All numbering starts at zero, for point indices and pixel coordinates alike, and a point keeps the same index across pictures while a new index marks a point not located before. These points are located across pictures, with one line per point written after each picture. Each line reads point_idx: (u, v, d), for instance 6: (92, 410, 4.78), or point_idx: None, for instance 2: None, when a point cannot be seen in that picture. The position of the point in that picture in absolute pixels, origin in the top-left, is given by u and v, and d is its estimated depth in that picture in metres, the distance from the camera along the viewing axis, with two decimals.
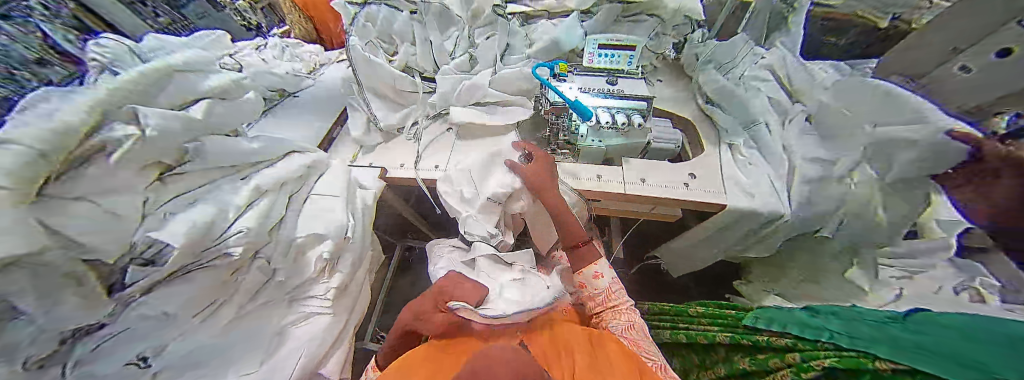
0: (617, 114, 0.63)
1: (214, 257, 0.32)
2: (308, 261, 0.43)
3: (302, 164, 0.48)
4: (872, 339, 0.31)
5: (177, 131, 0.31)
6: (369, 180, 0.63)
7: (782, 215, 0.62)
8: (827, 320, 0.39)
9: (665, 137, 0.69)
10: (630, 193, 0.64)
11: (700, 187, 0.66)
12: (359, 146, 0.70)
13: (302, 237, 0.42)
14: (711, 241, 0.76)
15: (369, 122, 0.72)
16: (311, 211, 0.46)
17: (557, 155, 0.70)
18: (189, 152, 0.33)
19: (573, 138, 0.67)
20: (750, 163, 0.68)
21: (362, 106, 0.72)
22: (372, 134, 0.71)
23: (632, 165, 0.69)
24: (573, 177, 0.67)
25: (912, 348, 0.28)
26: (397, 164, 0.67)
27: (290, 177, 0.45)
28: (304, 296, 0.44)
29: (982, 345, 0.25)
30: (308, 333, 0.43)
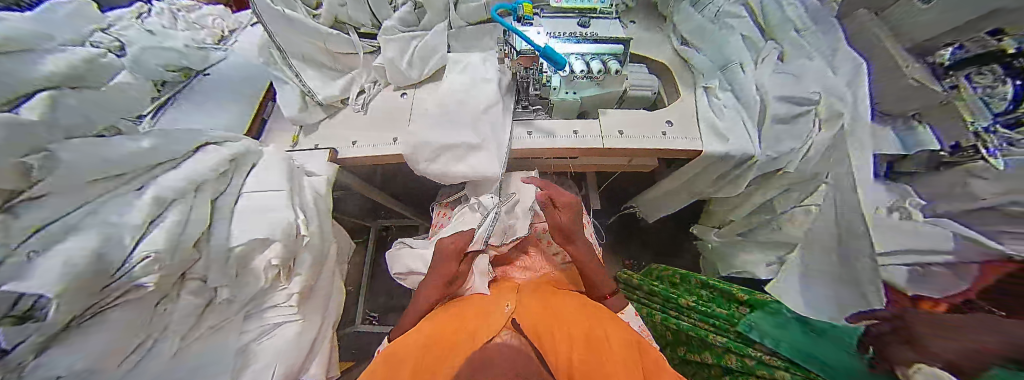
0: (591, 61, 0.56)
1: (118, 293, 0.27)
2: (255, 271, 0.38)
3: (222, 158, 0.40)
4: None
5: (17, 141, 0.23)
6: (316, 165, 0.56)
7: (753, 157, 0.62)
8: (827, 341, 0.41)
9: (639, 84, 0.65)
10: (608, 147, 0.61)
11: (676, 135, 0.64)
12: (298, 127, 0.62)
13: (241, 246, 0.37)
14: (683, 186, 0.78)
15: (305, 96, 0.61)
16: (245, 213, 0.40)
17: (527, 112, 0.65)
18: (38, 168, 0.24)
19: (544, 91, 0.60)
20: (724, 106, 0.66)
21: (291, 77, 0.60)
22: (310, 110, 0.61)
23: (607, 117, 0.65)
24: (550, 135, 0.62)
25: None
26: (348, 142, 0.59)
27: (204, 177, 0.37)
28: (264, 306, 0.40)
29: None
30: (279, 342, 0.41)
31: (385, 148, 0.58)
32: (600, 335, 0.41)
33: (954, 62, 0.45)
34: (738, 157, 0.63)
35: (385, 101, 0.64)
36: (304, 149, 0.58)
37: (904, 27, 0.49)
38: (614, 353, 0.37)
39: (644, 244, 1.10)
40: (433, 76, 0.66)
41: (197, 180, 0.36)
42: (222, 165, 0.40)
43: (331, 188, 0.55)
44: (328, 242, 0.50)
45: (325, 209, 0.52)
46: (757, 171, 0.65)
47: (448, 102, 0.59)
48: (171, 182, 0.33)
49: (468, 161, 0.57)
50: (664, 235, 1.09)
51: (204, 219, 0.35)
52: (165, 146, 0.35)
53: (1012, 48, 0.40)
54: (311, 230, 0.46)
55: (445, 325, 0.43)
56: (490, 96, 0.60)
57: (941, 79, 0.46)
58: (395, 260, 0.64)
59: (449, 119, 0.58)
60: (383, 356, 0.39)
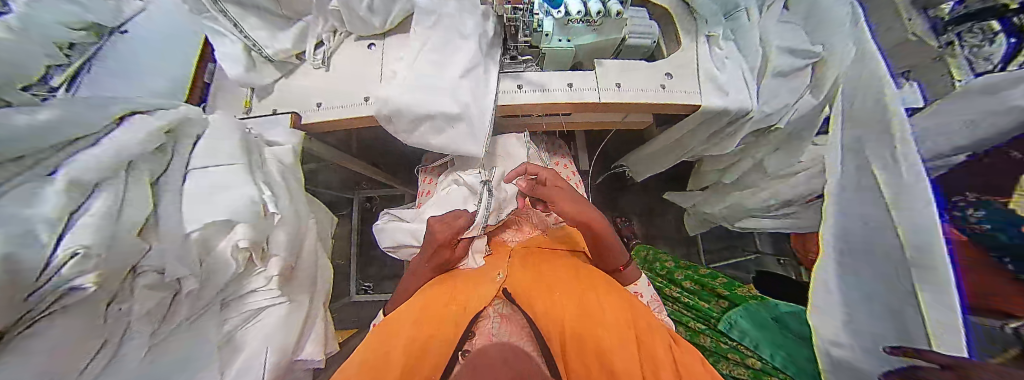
0: (590, 1, 0.49)
1: (54, 299, 0.22)
2: (222, 257, 0.35)
3: (154, 130, 0.33)
4: None
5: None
6: (279, 133, 0.49)
7: (750, 111, 0.60)
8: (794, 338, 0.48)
9: (639, 30, 0.58)
10: (605, 102, 0.56)
11: (675, 88, 0.60)
12: (249, 89, 0.53)
13: (199, 231, 0.32)
14: (676, 144, 0.76)
15: (250, 51, 0.51)
16: (197, 194, 0.34)
17: (516, 64, 0.58)
18: None
19: (536, 38, 0.54)
20: (726, 57, 0.62)
21: (230, 28, 0.49)
22: (260, 69, 0.52)
23: (604, 68, 0.59)
24: (543, 89, 0.56)
25: None
26: (311, 105, 0.52)
27: (134, 154, 0.31)
28: (241, 293, 0.37)
29: None
30: (265, 327, 0.39)
31: (356, 110, 0.51)
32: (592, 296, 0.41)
33: (954, 18, 0.44)
34: (736, 112, 0.60)
35: (350, 56, 0.55)
36: (260, 115, 0.51)
37: None
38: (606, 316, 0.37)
39: (632, 203, 1.11)
40: (403, 25, 0.56)
41: (125, 158, 0.30)
42: (155, 140, 0.33)
43: (299, 158, 0.49)
44: (305, 220, 0.46)
45: (295, 182, 0.47)
46: (750, 126, 0.63)
47: (421, 63, 0.51)
48: (89, 162, 0.27)
49: (451, 134, 0.52)
50: (651, 192, 1.11)
51: (144, 203, 0.30)
52: (78, 121, 0.29)
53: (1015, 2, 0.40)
54: (282, 206, 0.42)
55: (438, 292, 0.43)
56: (469, 52, 0.51)
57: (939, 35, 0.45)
58: (382, 234, 0.61)
59: (422, 82, 0.50)
60: (379, 327, 0.39)
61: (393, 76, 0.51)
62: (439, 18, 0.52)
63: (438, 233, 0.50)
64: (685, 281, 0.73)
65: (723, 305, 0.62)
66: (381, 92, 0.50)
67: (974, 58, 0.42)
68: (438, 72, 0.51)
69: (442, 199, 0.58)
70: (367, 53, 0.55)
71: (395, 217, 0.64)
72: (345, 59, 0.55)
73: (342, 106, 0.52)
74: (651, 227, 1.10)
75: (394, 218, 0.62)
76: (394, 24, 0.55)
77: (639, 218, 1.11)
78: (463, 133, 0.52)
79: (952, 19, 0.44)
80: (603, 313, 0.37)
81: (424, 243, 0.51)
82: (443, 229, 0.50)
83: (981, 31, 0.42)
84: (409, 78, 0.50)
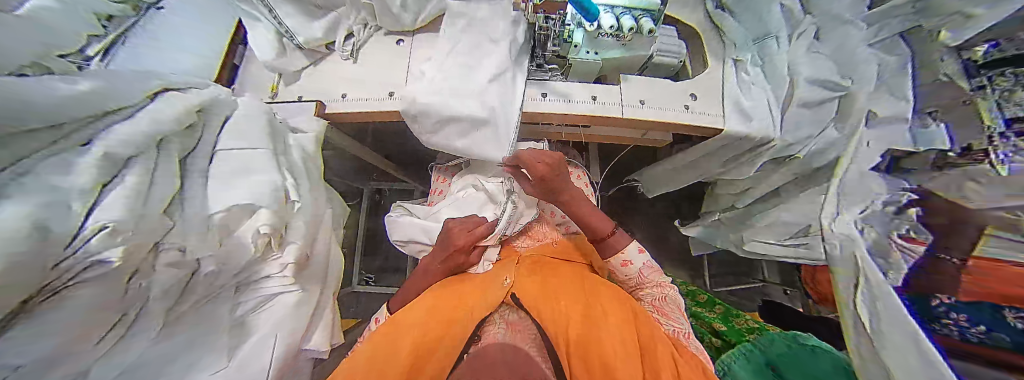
0: (624, 17, 0.49)
1: (81, 270, 0.22)
2: (242, 240, 0.34)
3: (186, 108, 0.34)
4: None
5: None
6: (302, 121, 0.49)
7: (772, 140, 0.59)
8: None
9: (667, 49, 0.58)
10: (628, 118, 0.56)
11: (700, 110, 0.59)
12: (277, 75, 0.54)
13: (222, 213, 0.33)
14: (692, 165, 0.75)
15: (282, 38, 0.52)
16: (222, 175, 0.35)
17: (542, 71, 0.58)
18: None
19: (564, 49, 0.54)
20: (752, 83, 0.61)
21: (265, 14, 0.50)
22: (289, 55, 0.52)
23: (629, 84, 0.58)
24: (566, 99, 0.56)
25: None
26: (337, 95, 0.52)
27: (166, 131, 0.31)
28: (256, 278, 0.37)
29: None
30: (274, 314, 0.39)
31: (380, 105, 0.51)
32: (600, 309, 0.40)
33: (989, 60, 0.42)
34: (757, 140, 0.59)
35: (378, 51, 0.55)
36: (285, 101, 0.51)
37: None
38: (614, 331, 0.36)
39: (640, 219, 1.11)
40: (433, 23, 0.57)
41: (157, 135, 0.30)
42: (187, 117, 0.33)
43: (321, 147, 0.49)
44: (322, 209, 0.46)
45: (316, 171, 0.48)
46: (770, 155, 0.63)
47: (449, 63, 0.51)
48: (125, 135, 0.27)
49: (472, 136, 0.52)
50: (659, 210, 1.10)
51: (172, 181, 0.30)
52: (117, 95, 0.29)
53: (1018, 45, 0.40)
54: (302, 193, 0.42)
55: (446, 294, 0.43)
56: (498, 58, 0.52)
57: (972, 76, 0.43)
58: (394, 228, 0.61)
59: (449, 83, 0.50)
60: (384, 326, 0.39)
61: (419, 75, 0.51)
62: (471, 20, 0.52)
63: (456, 232, 0.52)
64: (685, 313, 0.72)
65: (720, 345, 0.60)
66: (407, 89, 0.51)
67: (1004, 102, 0.40)
68: (466, 75, 0.51)
69: (459, 201, 0.59)
70: (396, 48, 0.55)
71: (406, 211, 0.63)
72: (373, 53, 0.55)
73: (367, 99, 0.52)
74: (657, 245, 1.10)
75: (405, 214, 0.62)
76: (425, 23, 0.55)
77: (646, 234, 1.10)
78: (487, 138, 0.52)
79: (987, 62, 0.42)
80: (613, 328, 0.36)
81: (439, 244, 0.52)
82: (466, 236, 0.51)
83: (1016, 74, 0.40)
84: (437, 79, 0.50)
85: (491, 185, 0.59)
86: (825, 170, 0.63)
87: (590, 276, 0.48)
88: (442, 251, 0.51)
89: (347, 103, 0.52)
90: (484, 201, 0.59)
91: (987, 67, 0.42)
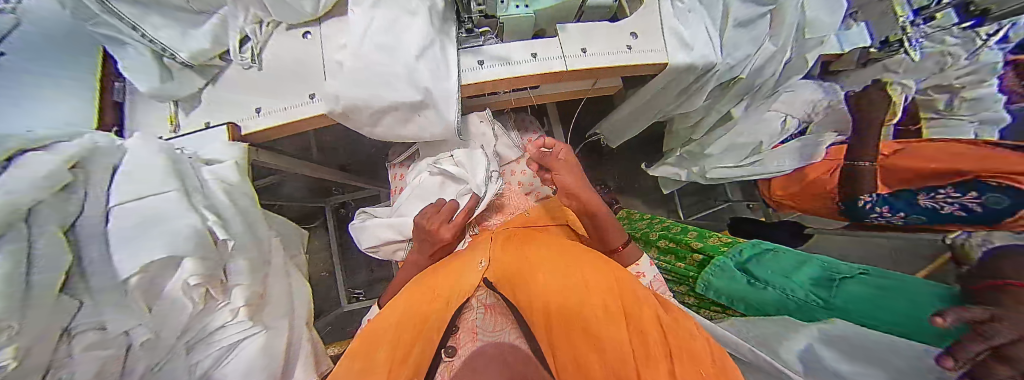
0: None
1: None
2: (176, 298, 0.32)
3: (50, 168, 0.27)
4: (795, 291, 0.48)
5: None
6: (213, 149, 0.43)
7: (715, 64, 0.60)
8: (760, 286, 0.52)
9: None
10: (573, 70, 0.54)
11: (642, 48, 0.58)
12: (171, 103, 0.47)
13: (137, 275, 0.29)
14: (647, 107, 0.75)
15: (160, 58, 0.43)
16: (129, 235, 0.30)
17: (474, 37, 0.54)
18: None
19: (491, 5, 0.50)
20: (689, 10, 0.59)
21: (130, 33, 0.40)
22: (179, 77, 0.45)
23: (567, 33, 0.56)
24: (505, 62, 0.53)
25: (831, 294, 0.45)
26: (249, 111, 0.47)
27: (38, 196, 0.25)
28: (208, 331, 0.35)
29: (862, 291, 0.43)
30: (242, 361, 0.36)
31: (302, 110, 0.46)
32: (576, 267, 0.41)
33: None
34: (702, 67, 0.60)
35: (284, 49, 0.48)
36: (193, 131, 0.45)
37: None
38: (590, 283, 0.37)
39: (609, 171, 1.13)
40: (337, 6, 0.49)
41: (28, 203, 0.24)
42: (59, 178, 0.27)
43: (247, 174, 0.45)
44: (264, 238, 0.43)
45: (249, 201, 0.43)
46: (717, 79, 0.64)
47: (368, 48, 0.46)
48: None
49: (427, 124, 0.51)
50: (624, 158, 1.12)
51: (61, 255, 0.25)
52: None
53: None
54: (235, 230, 0.38)
55: (421, 289, 0.42)
56: (421, 32, 0.46)
57: None
58: (361, 234, 0.59)
59: (374, 70, 0.45)
60: (357, 336, 0.38)
61: (339, 66, 0.46)
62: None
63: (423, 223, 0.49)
64: (660, 241, 0.75)
65: (697, 260, 0.64)
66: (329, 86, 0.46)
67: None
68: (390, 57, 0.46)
69: (419, 189, 0.58)
70: (303, 42, 0.49)
71: (370, 214, 0.62)
72: (282, 50, 0.49)
73: (288, 105, 0.47)
74: (627, 192, 1.14)
75: (364, 217, 0.60)
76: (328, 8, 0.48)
77: (616, 184, 1.13)
78: (433, 117, 0.50)
79: None
80: (591, 283, 0.37)
81: (416, 234, 0.51)
82: (434, 221, 0.49)
83: None
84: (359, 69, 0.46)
85: (449, 166, 0.58)
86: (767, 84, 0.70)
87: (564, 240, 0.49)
88: (420, 250, 0.51)
89: (267, 115, 0.47)
90: (442, 183, 0.58)
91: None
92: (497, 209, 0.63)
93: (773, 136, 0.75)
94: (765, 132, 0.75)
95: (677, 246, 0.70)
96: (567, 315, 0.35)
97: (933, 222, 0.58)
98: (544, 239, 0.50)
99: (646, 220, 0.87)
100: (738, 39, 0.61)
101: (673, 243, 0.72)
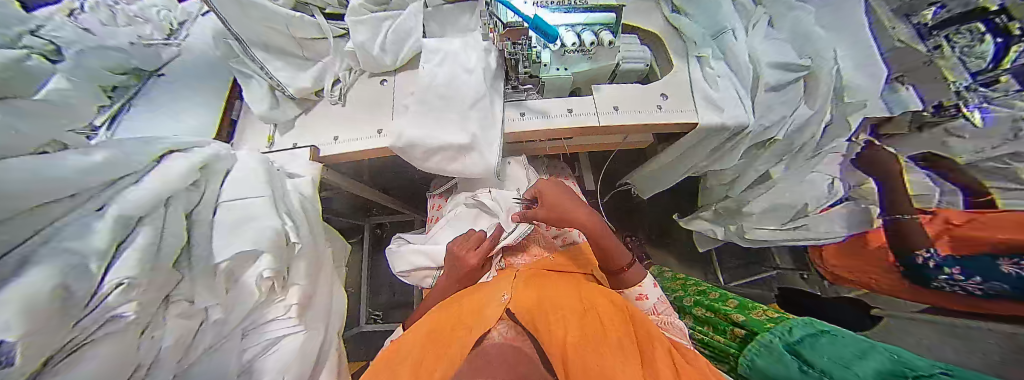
0: (584, 33, 0.53)
1: (99, 325, 0.24)
2: (249, 286, 0.37)
3: (188, 168, 0.36)
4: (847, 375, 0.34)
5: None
6: (297, 165, 0.52)
7: (747, 126, 0.62)
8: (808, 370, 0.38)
9: (631, 56, 0.62)
10: (604, 125, 0.59)
11: (672, 108, 0.62)
12: (272, 125, 0.57)
13: (227, 261, 0.35)
14: (679, 161, 0.77)
15: (274, 92, 0.56)
16: (225, 227, 0.37)
17: (518, 92, 0.63)
18: None
19: (535, 68, 0.57)
20: (719, 75, 0.64)
21: (257, 70, 0.54)
22: (282, 106, 0.56)
23: (602, 93, 0.62)
24: (544, 115, 0.60)
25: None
26: (328, 139, 0.56)
27: (174, 189, 0.34)
28: (262, 322, 0.39)
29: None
30: (278, 358, 0.39)
31: (371, 142, 0.55)
32: (596, 311, 0.41)
33: (935, 20, 0.59)
34: (733, 128, 0.62)
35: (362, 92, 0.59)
36: (283, 149, 0.54)
37: None
38: (610, 328, 0.37)
39: (639, 219, 1.11)
40: (412, 61, 0.61)
41: (166, 193, 0.33)
42: (192, 175, 0.36)
43: (318, 189, 0.52)
44: (322, 246, 0.48)
45: (315, 213, 0.49)
46: (751, 139, 0.65)
47: (431, 96, 0.55)
48: (141, 200, 0.30)
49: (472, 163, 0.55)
50: (657, 210, 1.11)
51: (180, 234, 0.32)
52: (122, 164, 0.32)
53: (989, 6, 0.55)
54: (303, 235, 0.44)
55: (444, 317, 0.44)
56: (477, 85, 0.55)
57: (926, 38, 0.60)
58: (398, 259, 0.63)
59: (433, 115, 0.54)
60: (381, 355, 0.39)
61: (405, 110, 0.55)
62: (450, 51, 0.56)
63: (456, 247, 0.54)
64: (695, 310, 0.70)
65: (740, 334, 0.55)
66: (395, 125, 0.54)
67: (968, 55, 0.57)
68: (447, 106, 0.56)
69: (454, 220, 0.62)
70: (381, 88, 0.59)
71: (405, 241, 0.66)
72: (363, 93, 0.59)
73: (361, 137, 0.55)
74: (662, 245, 1.09)
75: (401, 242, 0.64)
76: (405, 61, 0.60)
77: (650, 236, 1.10)
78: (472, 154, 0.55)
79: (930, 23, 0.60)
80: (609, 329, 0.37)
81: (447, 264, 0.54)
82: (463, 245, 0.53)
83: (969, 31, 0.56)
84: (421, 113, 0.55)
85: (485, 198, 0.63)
86: (807, 145, 0.66)
87: (585, 283, 0.49)
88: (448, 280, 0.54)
89: (343, 144, 0.55)
90: (477, 214, 0.63)
91: (937, 28, 0.59)
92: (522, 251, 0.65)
93: (821, 199, 0.65)
94: (808, 194, 0.66)
95: (714, 316, 0.64)
96: (589, 356, 0.33)
97: (1022, 293, 0.46)
98: (565, 281, 0.51)
99: (681, 283, 0.83)
100: (771, 102, 0.63)
101: (709, 314, 0.66)
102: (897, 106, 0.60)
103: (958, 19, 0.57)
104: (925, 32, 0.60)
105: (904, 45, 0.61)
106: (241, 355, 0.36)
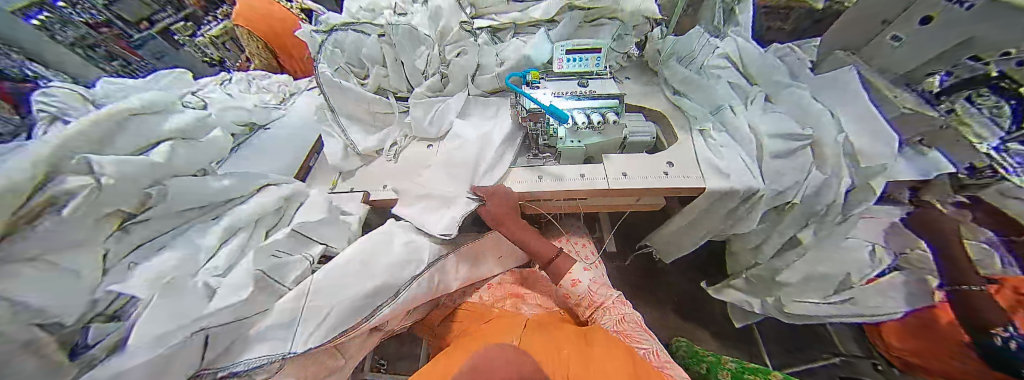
0: (591, 114, 0.67)
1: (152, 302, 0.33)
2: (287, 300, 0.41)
3: (277, 197, 0.49)
4: None
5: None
6: (352, 205, 0.62)
7: (758, 190, 0.65)
8: None
9: (638, 130, 0.72)
10: (613, 187, 0.66)
11: (678, 174, 0.68)
12: (339, 173, 0.70)
13: None
14: (695, 224, 0.78)
15: (346, 147, 0.71)
16: (285, 244, 0.46)
17: (539, 159, 0.73)
18: None
19: (552, 141, 0.69)
20: (722, 145, 0.71)
21: (337, 131, 0.70)
22: (350, 158, 0.69)
23: (612, 161, 0.71)
24: (560, 178, 0.68)
25: None
26: (379, 186, 0.66)
27: (265, 213, 0.47)
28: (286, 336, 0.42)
29: None
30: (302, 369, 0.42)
31: (411, 195, 0.64)
32: (597, 357, 0.41)
33: (943, 88, 0.65)
34: (744, 191, 0.65)
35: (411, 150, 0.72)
36: (342, 192, 0.65)
37: (880, 60, 0.71)
38: (609, 371, 0.37)
39: (667, 288, 1.04)
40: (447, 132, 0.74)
41: None
42: (276, 203, 0.48)
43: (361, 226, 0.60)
44: None
45: (354, 246, 0.57)
46: (767, 201, 0.67)
47: (462, 159, 0.66)
48: None
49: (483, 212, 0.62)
50: (684, 277, 1.04)
51: None
52: None
53: (993, 73, 0.59)
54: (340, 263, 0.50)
55: (452, 360, 0.46)
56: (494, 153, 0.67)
57: (936, 105, 0.66)
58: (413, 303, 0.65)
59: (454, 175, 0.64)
60: None
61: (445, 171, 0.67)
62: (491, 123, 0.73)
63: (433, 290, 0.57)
64: None
65: None
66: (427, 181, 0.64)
67: (996, 118, 0.60)
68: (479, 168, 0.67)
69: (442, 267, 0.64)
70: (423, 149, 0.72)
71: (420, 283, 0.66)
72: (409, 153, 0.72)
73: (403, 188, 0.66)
74: (696, 320, 0.98)
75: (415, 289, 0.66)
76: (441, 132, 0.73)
77: (679, 307, 1.00)
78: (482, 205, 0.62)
79: (939, 90, 0.66)
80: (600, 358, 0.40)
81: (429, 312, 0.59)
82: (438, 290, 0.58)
83: (983, 95, 0.61)
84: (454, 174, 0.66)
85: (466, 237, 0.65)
86: (831, 209, 0.66)
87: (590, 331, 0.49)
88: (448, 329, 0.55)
89: (387, 192, 0.65)
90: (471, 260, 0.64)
91: (943, 94, 0.65)
92: (533, 302, 0.67)
93: (863, 268, 0.64)
94: (853, 262, 0.65)
95: None
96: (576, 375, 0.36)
97: None
98: (570, 329, 0.51)
99: (714, 359, 0.74)
100: (779, 167, 0.66)
101: None
102: (929, 167, 0.62)
103: (965, 84, 0.63)
104: (932, 97, 0.66)
105: (913, 110, 0.66)
106: (286, 343, 0.41)
